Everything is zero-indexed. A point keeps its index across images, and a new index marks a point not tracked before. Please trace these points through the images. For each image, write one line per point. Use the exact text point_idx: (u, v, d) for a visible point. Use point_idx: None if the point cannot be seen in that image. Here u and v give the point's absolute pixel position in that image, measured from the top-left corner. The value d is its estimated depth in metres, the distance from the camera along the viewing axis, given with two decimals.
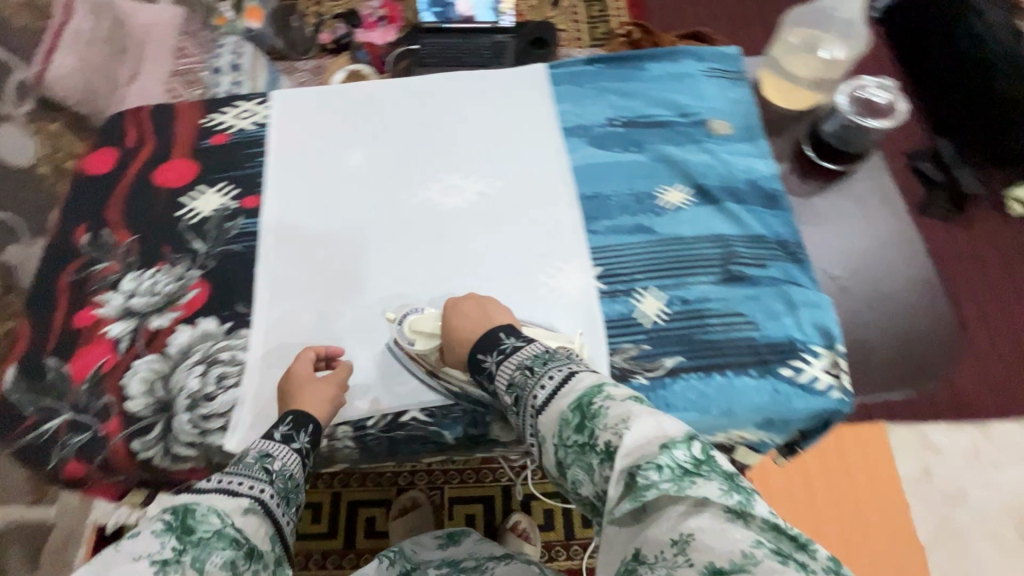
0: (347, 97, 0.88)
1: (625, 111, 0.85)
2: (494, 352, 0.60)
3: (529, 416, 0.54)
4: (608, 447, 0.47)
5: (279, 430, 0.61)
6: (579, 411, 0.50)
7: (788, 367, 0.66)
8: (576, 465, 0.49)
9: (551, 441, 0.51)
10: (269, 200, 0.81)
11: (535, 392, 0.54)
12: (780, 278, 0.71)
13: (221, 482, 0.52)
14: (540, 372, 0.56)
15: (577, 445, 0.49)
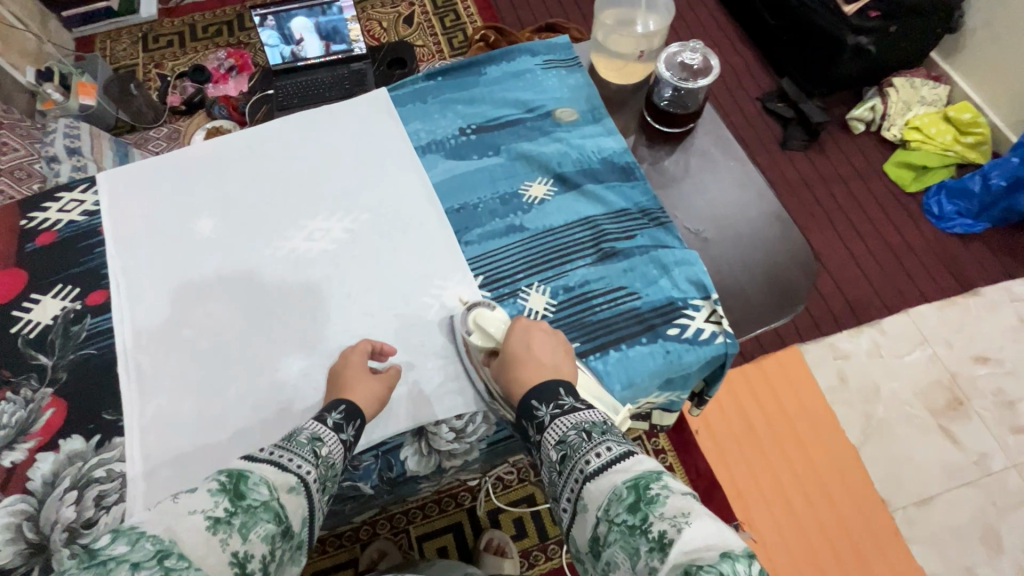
0: (184, 165, 0.83)
1: (474, 117, 0.85)
2: (554, 408, 0.59)
3: (574, 480, 0.53)
4: (660, 538, 0.44)
5: (332, 418, 0.60)
6: (634, 491, 0.48)
7: (674, 327, 0.69)
8: (617, 544, 0.47)
9: (597, 514, 0.49)
10: (118, 292, 0.74)
11: (590, 458, 0.53)
12: (649, 245, 0.74)
13: (274, 454, 0.53)
14: (597, 440, 0.54)
15: (624, 525, 0.46)
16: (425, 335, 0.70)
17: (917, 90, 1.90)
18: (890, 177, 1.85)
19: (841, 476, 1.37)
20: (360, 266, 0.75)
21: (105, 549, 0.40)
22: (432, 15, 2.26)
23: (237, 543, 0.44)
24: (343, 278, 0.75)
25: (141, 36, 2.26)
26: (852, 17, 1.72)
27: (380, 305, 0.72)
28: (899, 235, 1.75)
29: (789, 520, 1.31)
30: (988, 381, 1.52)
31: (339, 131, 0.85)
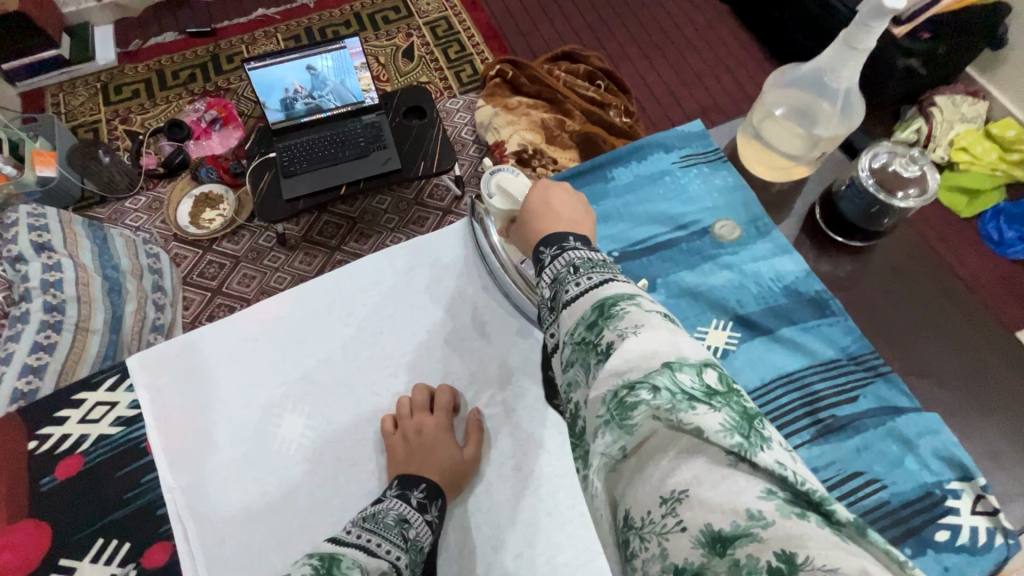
0: (245, 334, 0.62)
1: (613, 239, 0.68)
2: (557, 248, 0.46)
3: (556, 314, 0.41)
4: (607, 349, 0.34)
5: (415, 497, 0.53)
6: (597, 309, 0.37)
7: (941, 529, 0.53)
8: (575, 365, 0.37)
9: (563, 336, 0.39)
10: (190, 546, 0.53)
11: (571, 284, 0.41)
12: (878, 410, 0.58)
13: (358, 536, 0.46)
14: (587, 272, 0.42)
15: (581, 345, 0.37)
16: None
17: (957, 108, 1.81)
18: (942, 203, 1.77)
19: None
20: (512, 467, 0.59)
21: None
22: (434, 46, 2.05)
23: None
24: (494, 487, 0.58)
25: (100, 86, 1.96)
26: (901, 39, 1.61)
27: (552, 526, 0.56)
28: (960, 265, 1.68)
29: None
30: None
31: (443, 272, 0.67)
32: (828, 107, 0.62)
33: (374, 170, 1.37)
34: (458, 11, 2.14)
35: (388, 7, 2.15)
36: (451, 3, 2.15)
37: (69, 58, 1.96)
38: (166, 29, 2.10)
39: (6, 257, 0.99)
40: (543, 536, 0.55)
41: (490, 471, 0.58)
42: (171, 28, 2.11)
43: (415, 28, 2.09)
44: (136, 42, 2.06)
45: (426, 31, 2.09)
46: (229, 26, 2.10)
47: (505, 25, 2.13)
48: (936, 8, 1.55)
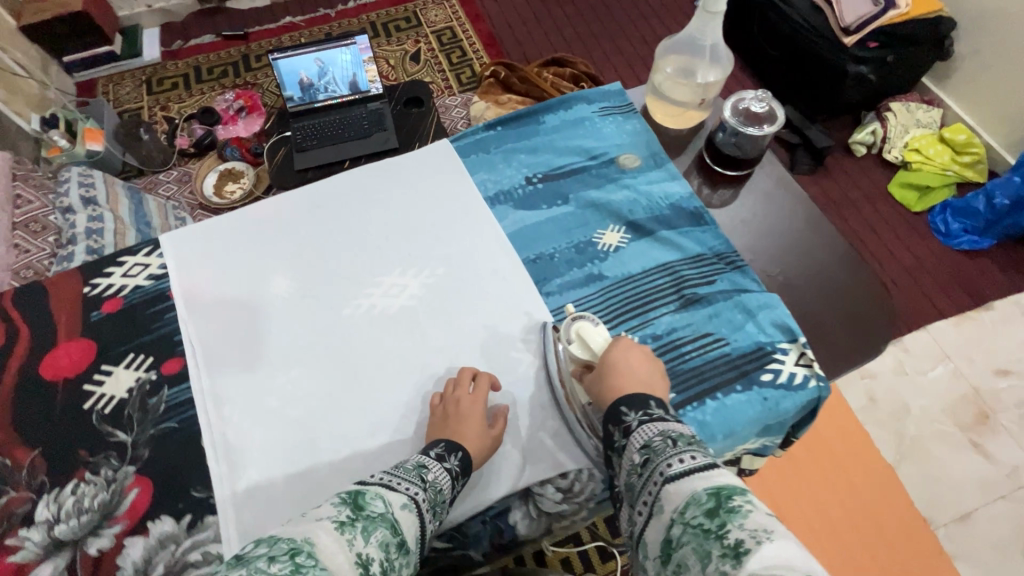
0: (249, 222, 0.82)
1: (539, 166, 0.86)
2: (641, 414, 0.57)
3: (654, 483, 0.51)
4: (737, 546, 0.41)
5: (449, 463, 0.59)
6: (716, 497, 0.45)
7: (767, 372, 0.69)
8: (689, 546, 0.44)
9: (671, 515, 0.47)
10: (195, 361, 0.71)
11: (672, 461, 0.51)
12: (730, 289, 0.75)
13: (383, 479, 0.55)
14: (682, 448, 0.52)
15: (699, 528, 0.44)
16: (525, 395, 0.69)
17: (912, 113, 1.98)
18: (896, 198, 1.92)
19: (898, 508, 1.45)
20: (443, 320, 0.74)
21: (248, 553, 0.42)
22: (438, 51, 2.30)
23: (360, 545, 0.45)
24: (428, 335, 0.73)
25: (144, 78, 2.25)
26: (852, 48, 1.80)
27: (469, 357, 0.71)
28: (909, 254, 1.82)
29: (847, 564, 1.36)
30: (1010, 394, 1.59)
31: (402, 182, 0.86)
32: (703, 62, 0.82)
33: (375, 148, 1.59)
34: (462, 22, 2.39)
35: (400, 18, 2.41)
36: (456, 16, 2.41)
37: (120, 53, 2.25)
38: (205, 33, 2.39)
39: (58, 207, 1.23)
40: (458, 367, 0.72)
41: (425, 324, 0.74)
42: (209, 32, 2.39)
43: (423, 35, 2.35)
44: (178, 42, 2.35)
45: (432, 38, 2.34)
46: (259, 31, 2.38)
47: (504, 33, 2.37)
48: (883, 20, 1.76)
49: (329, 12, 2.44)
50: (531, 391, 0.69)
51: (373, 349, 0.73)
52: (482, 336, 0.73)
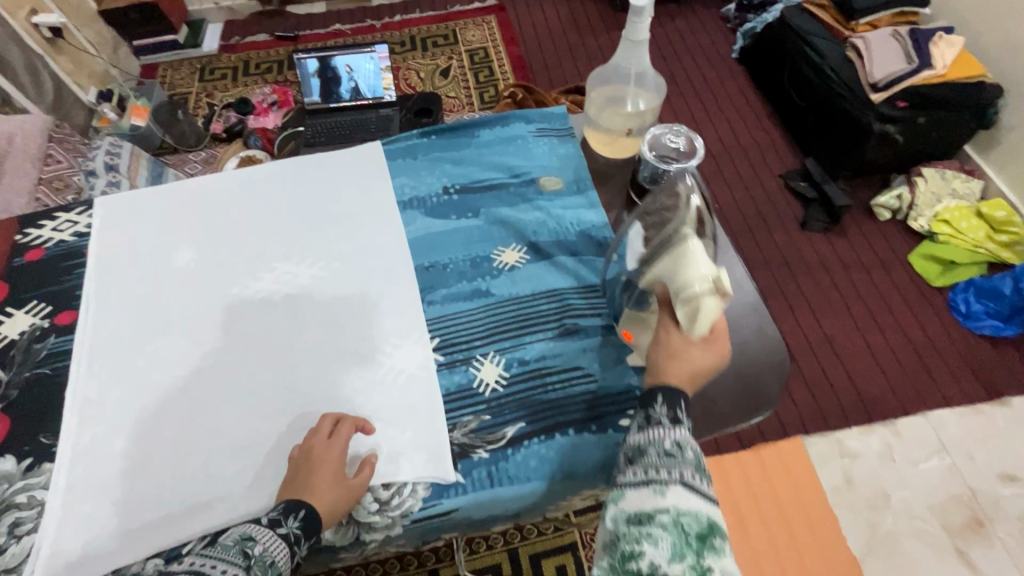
0: (174, 196, 0.86)
1: (459, 177, 0.86)
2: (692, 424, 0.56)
3: (671, 475, 0.51)
4: (704, 569, 0.46)
5: (288, 525, 0.56)
6: (708, 530, 0.48)
7: (627, 417, 0.65)
8: (664, 533, 0.48)
9: (670, 508, 0.49)
10: (85, 316, 0.75)
11: (697, 478, 0.52)
12: (612, 326, 0.71)
13: (191, 564, 0.51)
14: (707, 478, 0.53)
15: (685, 532, 0.48)
16: (375, 397, 0.68)
17: (947, 183, 1.84)
18: (915, 270, 1.78)
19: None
20: (320, 314, 0.74)
21: None
22: (468, 69, 2.38)
23: None
24: (303, 325, 0.74)
25: (199, 67, 2.45)
26: (879, 105, 1.70)
27: (334, 354, 0.71)
28: (920, 330, 1.67)
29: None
30: (1013, 503, 1.41)
31: (326, 176, 0.87)
32: (632, 89, 0.82)
33: None
34: (497, 44, 2.46)
35: (439, 35, 2.51)
36: (492, 37, 2.48)
37: (183, 43, 2.46)
38: (260, 31, 2.58)
39: (83, 168, 1.44)
40: (324, 360, 0.71)
41: (303, 313, 0.75)
42: (265, 31, 2.58)
43: (456, 53, 2.43)
44: (235, 38, 2.56)
45: (465, 57, 2.42)
46: (308, 34, 2.54)
47: (535, 58, 2.42)
48: (914, 79, 1.66)
49: (375, 23, 2.58)
50: (384, 393, 0.68)
51: (248, 329, 0.74)
52: (355, 334, 0.73)
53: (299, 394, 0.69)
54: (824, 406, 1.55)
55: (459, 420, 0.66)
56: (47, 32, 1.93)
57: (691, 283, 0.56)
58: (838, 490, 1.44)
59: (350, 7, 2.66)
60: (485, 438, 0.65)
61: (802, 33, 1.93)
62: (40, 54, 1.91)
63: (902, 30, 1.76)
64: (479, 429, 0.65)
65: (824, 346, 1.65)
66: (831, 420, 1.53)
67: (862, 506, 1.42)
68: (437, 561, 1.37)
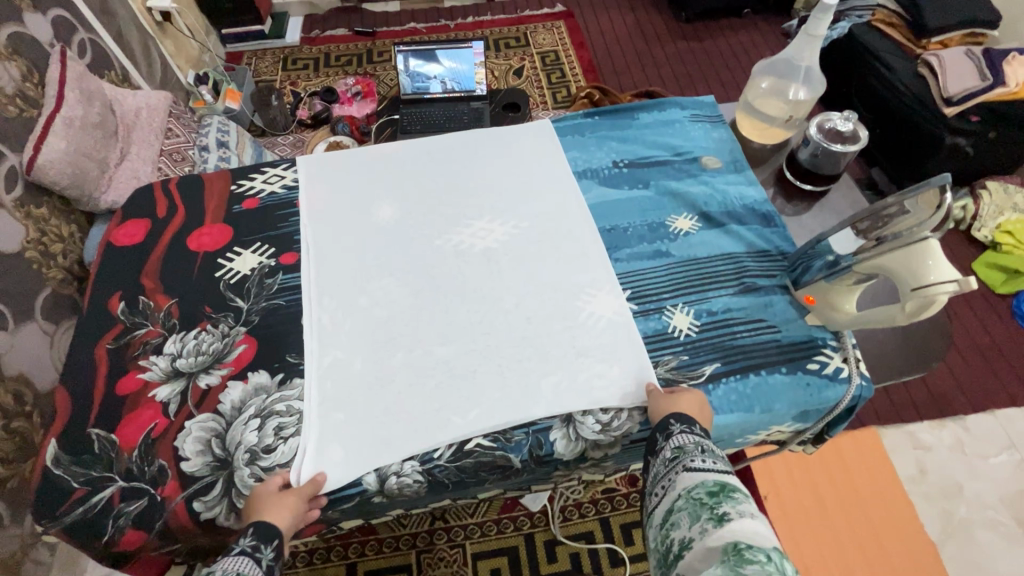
0: (369, 159, 0.96)
1: (626, 154, 0.95)
2: (684, 426, 0.64)
3: (675, 469, 0.61)
4: (722, 515, 0.53)
5: (241, 545, 0.58)
6: (718, 487, 0.56)
7: (814, 362, 0.72)
8: (686, 511, 0.56)
9: (680, 491, 0.58)
10: (307, 257, 0.84)
11: (697, 458, 0.61)
12: (788, 285, 0.79)
13: None
14: (706, 453, 0.61)
15: (698, 500, 0.56)
16: (581, 336, 0.76)
17: (1010, 197, 1.92)
18: (978, 277, 1.86)
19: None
20: (518, 265, 0.83)
21: None
22: (540, 70, 2.48)
23: None
24: (504, 273, 0.82)
25: (282, 56, 2.57)
26: (951, 119, 1.79)
27: (536, 299, 0.80)
28: (986, 334, 1.74)
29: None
30: None
31: (501, 146, 0.97)
32: (795, 81, 0.89)
33: None
34: (567, 48, 2.57)
35: (510, 37, 2.62)
36: (562, 41, 2.59)
37: (267, 33, 2.60)
38: (340, 26, 2.70)
39: (196, 144, 1.52)
40: (528, 303, 0.79)
41: (503, 262, 0.83)
42: (343, 26, 2.70)
43: (528, 53, 2.54)
44: (316, 31, 2.67)
45: (537, 58, 2.53)
46: (385, 30, 2.66)
47: (603, 63, 2.53)
48: (988, 95, 1.74)
49: (449, 23, 2.69)
50: (589, 334, 0.76)
51: (455, 273, 0.82)
52: (553, 283, 0.81)
53: (511, 331, 0.77)
54: (897, 400, 1.63)
55: (661, 359, 0.74)
56: (157, 15, 2.04)
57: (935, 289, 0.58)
58: (913, 479, 1.51)
59: (423, 7, 2.79)
60: (686, 375, 0.73)
61: (872, 49, 2.03)
62: (151, 36, 2.02)
63: (975, 49, 1.83)
64: (680, 367, 0.73)
65: None
66: (903, 413, 1.61)
67: (936, 494, 1.49)
68: (533, 526, 1.44)
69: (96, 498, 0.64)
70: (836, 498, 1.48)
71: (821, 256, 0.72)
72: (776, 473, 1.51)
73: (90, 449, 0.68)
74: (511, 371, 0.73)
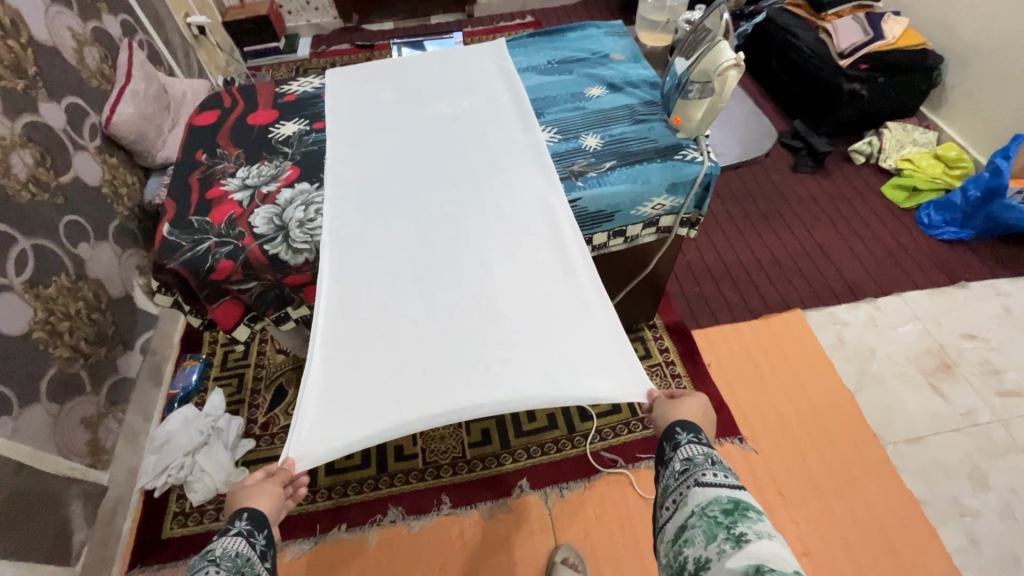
0: (374, 69, 1.34)
1: (556, 56, 1.32)
2: (691, 437, 0.94)
3: (690, 482, 0.87)
4: (740, 535, 0.76)
5: (239, 526, 0.80)
6: (733, 509, 0.80)
7: (678, 155, 1.06)
8: (699, 529, 0.80)
9: (694, 508, 0.84)
10: (329, 123, 1.20)
11: (706, 472, 0.87)
12: (665, 117, 1.14)
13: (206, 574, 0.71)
14: (714, 466, 0.88)
15: (714, 518, 0.80)
16: (518, 167, 1.09)
17: (909, 133, 2.29)
18: (886, 198, 2.21)
19: (846, 428, 1.63)
20: (476, 126, 1.18)
21: None
22: None
23: None
24: (467, 130, 1.17)
25: (295, 67, 3.03)
26: (846, 69, 2.19)
27: (488, 145, 1.14)
28: (893, 239, 2.07)
29: (784, 465, 1.57)
30: (974, 353, 1.76)
31: (493, 136, 1.15)
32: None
33: None
34: None
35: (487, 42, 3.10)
36: None
37: (282, 49, 3.08)
38: (343, 41, 3.18)
39: None
40: (482, 148, 1.13)
41: (465, 124, 1.18)
42: (346, 41, 3.18)
43: None
44: (323, 46, 3.15)
45: None
46: (382, 43, 3.14)
47: None
48: (872, 47, 2.16)
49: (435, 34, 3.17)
50: (522, 161, 1.10)
51: (438, 152, 1.13)
52: (499, 136, 1.15)
53: (470, 162, 1.11)
54: (818, 290, 1.94)
55: (576, 162, 1.08)
56: (194, 29, 2.50)
57: (727, 66, 0.97)
58: (832, 346, 1.81)
59: (414, 24, 3.28)
60: (592, 169, 1.07)
61: (782, 25, 2.45)
62: (190, 45, 2.47)
63: (860, 15, 2.26)
64: (588, 165, 1.07)
65: (818, 252, 2.04)
66: (823, 301, 1.91)
67: (851, 355, 1.78)
68: None
69: (198, 247, 0.97)
70: (770, 364, 1.77)
71: (673, 86, 1.08)
72: (718, 347, 1.81)
73: (192, 226, 1.01)
74: (471, 190, 1.06)
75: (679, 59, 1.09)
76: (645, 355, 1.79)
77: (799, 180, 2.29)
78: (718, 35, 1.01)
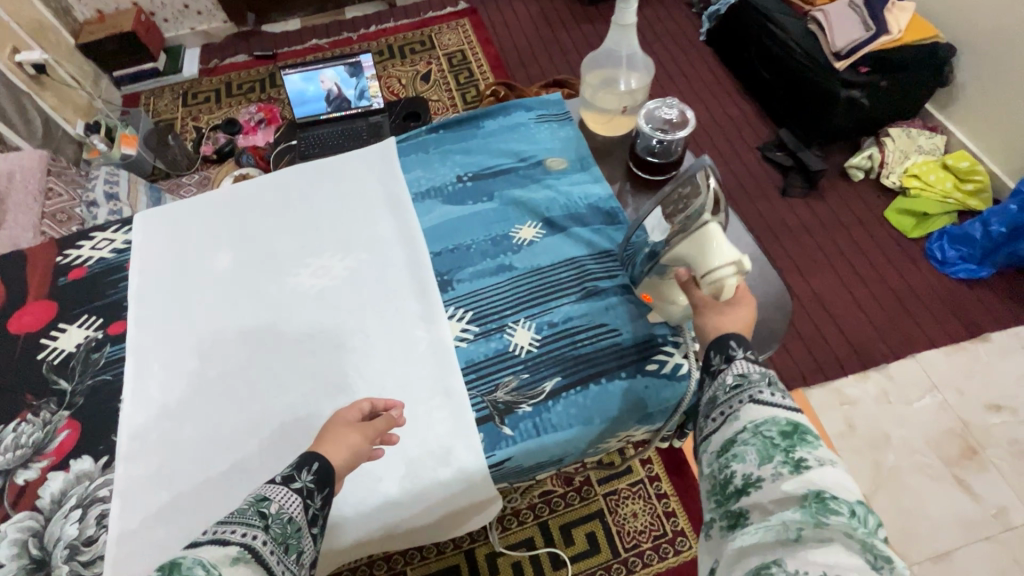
0: (210, 205, 1.01)
1: (471, 166, 1.05)
2: (747, 352, 0.63)
3: (746, 397, 0.58)
4: (799, 459, 0.50)
5: (303, 479, 0.60)
6: (794, 427, 0.54)
7: (654, 362, 0.80)
8: (752, 447, 0.54)
9: (745, 424, 0.56)
10: (133, 323, 0.89)
11: (763, 390, 0.58)
12: (625, 286, 0.87)
13: (213, 532, 0.51)
14: (774, 383, 0.59)
15: (769, 438, 0.53)
16: (411, 373, 0.82)
17: (913, 139, 1.94)
18: (892, 225, 1.88)
19: None
20: (348, 307, 0.89)
21: None
22: (447, 72, 2.44)
23: None
24: (338, 314, 0.88)
25: (181, 92, 2.48)
26: (842, 73, 1.82)
27: (363, 342, 0.86)
28: (901, 279, 1.77)
29: None
30: (1002, 430, 1.51)
31: (373, 329, 0.87)
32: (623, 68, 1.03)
33: None
34: (473, 46, 2.52)
35: (415, 41, 2.57)
36: (467, 40, 2.55)
37: (162, 70, 2.51)
38: (239, 52, 2.62)
39: (83, 200, 1.48)
40: (355, 350, 0.85)
41: (334, 304, 0.90)
42: (243, 51, 2.62)
43: (433, 56, 2.49)
44: (214, 61, 2.59)
45: (443, 61, 2.48)
46: (287, 51, 2.59)
47: (510, 54, 2.51)
48: (874, 45, 1.79)
49: (352, 35, 2.63)
50: (417, 365, 0.83)
51: (293, 357, 0.85)
52: (377, 325, 0.87)
53: (338, 378, 0.83)
54: (819, 357, 1.65)
55: (502, 381, 0.80)
56: (30, 69, 1.93)
57: (717, 272, 0.67)
58: (842, 434, 1.52)
59: (325, 21, 2.72)
60: (526, 395, 0.79)
61: (763, 11, 2.02)
62: (27, 93, 1.90)
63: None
64: (520, 387, 0.80)
65: (816, 304, 1.74)
66: (829, 370, 1.62)
67: (861, 445, 1.50)
68: (472, 542, 1.42)
69: None
70: None
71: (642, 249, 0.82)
72: None
73: None
74: None
75: (652, 218, 0.80)
76: (624, 471, 1.49)
77: (790, 208, 1.94)
78: (706, 206, 0.71)
